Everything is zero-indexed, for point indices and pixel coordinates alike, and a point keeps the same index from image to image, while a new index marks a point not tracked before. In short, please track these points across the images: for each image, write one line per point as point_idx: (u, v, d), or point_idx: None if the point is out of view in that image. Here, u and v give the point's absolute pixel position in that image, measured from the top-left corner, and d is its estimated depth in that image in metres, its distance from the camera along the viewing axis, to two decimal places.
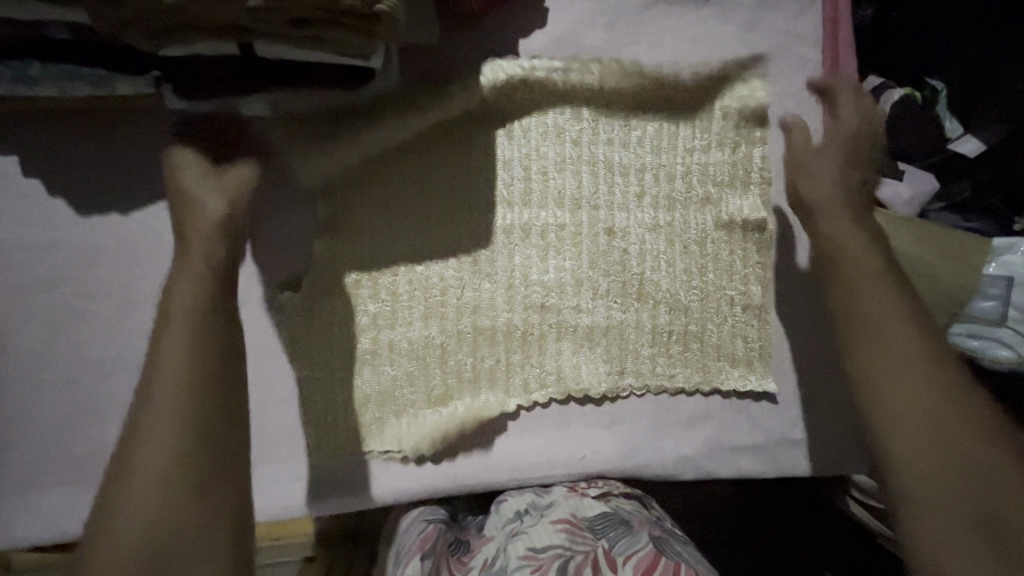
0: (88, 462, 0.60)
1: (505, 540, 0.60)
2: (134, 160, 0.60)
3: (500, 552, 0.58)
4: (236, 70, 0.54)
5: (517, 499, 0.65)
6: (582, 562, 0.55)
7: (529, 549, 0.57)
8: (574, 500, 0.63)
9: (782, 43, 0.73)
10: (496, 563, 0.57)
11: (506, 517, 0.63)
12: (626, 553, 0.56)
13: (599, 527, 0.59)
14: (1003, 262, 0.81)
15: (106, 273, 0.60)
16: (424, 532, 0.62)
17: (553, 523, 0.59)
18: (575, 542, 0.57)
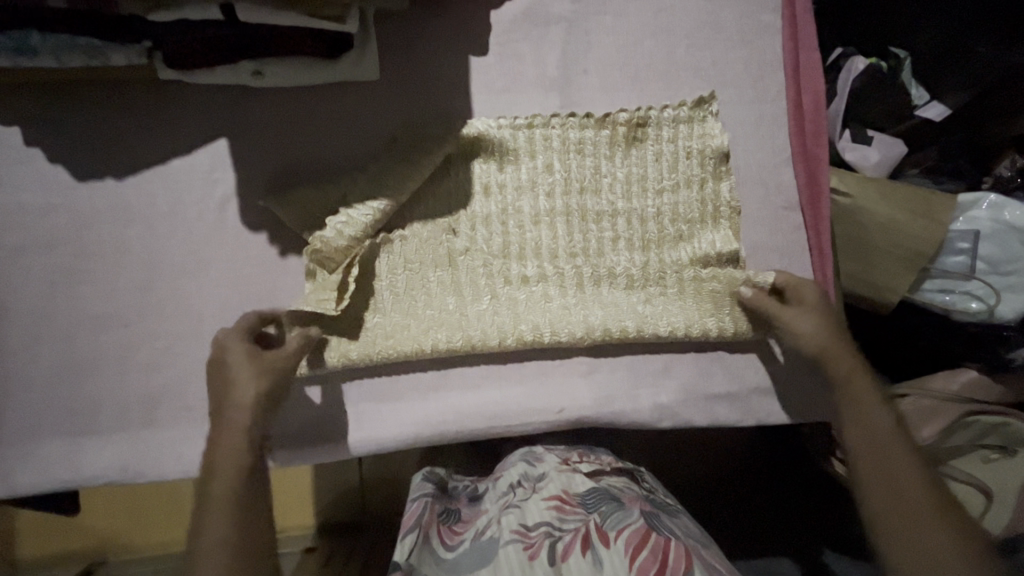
0: (84, 414, 0.62)
1: (499, 510, 0.67)
2: (129, 128, 0.64)
3: (493, 522, 0.65)
4: (223, 39, 0.58)
5: (512, 471, 0.74)
6: (571, 538, 0.60)
7: (520, 524, 0.63)
8: (566, 476, 0.70)
9: (742, 10, 0.76)
10: (487, 532, 0.64)
11: (502, 491, 0.71)
12: (616, 528, 0.60)
13: (589, 502, 0.64)
14: (969, 217, 0.83)
15: (102, 235, 0.64)
16: (411, 507, 0.68)
17: (544, 499, 0.66)
18: (564, 520, 0.62)
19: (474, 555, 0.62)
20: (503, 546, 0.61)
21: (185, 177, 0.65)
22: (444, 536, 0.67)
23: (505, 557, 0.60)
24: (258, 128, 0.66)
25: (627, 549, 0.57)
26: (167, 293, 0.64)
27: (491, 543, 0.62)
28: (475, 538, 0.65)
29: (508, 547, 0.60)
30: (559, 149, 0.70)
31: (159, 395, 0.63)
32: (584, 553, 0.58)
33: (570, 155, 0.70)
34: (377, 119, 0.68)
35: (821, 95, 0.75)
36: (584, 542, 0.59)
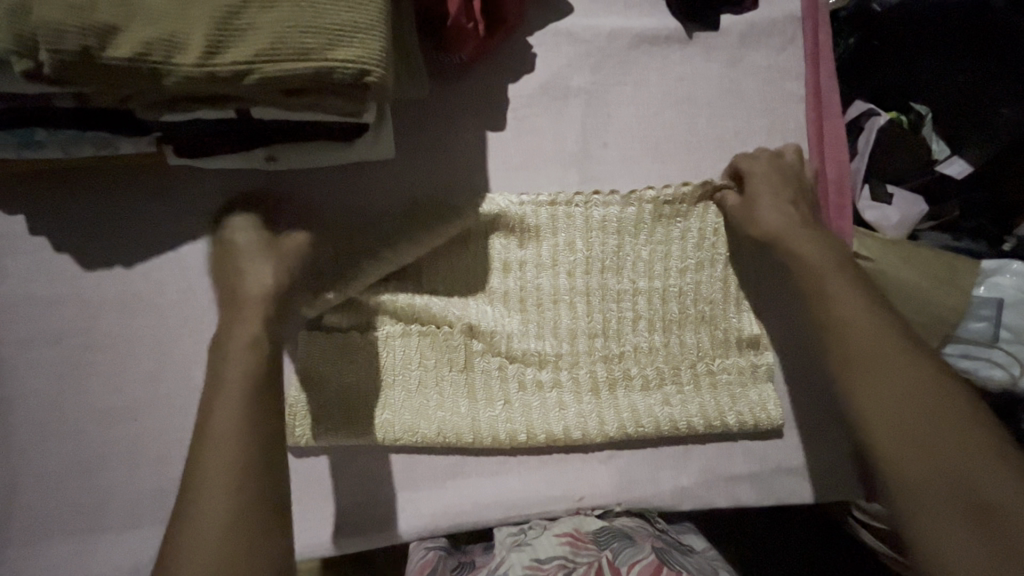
0: (94, 510, 0.61)
1: (509, 549, 0.63)
2: (137, 212, 0.62)
3: (503, 560, 0.62)
4: (236, 130, 0.56)
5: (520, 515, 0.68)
6: (585, 571, 0.58)
7: (533, 559, 0.60)
8: (577, 518, 0.66)
9: (765, 78, 0.74)
10: (498, 570, 0.61)
11: (510, 531, 0.66)
12: (628, 562, 0.59)
13: (601, 539, 0.62)
14: (991, 284, 0.82)
15: (110, 325, 0.62)
16: (423, 557, 0.64)
17: (557, 535, 0.63)
18: (578, 554, 0.61)
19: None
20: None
21: (196, 263, 0.63)
22: None
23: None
24: (266, 207, 0.64)
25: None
26: (177, 384, 0.62)
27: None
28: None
29: None
30: (583, 228, 0.68)
31: (171, 489, 0.62)
32: None
33: (594, 234, 0.67)
34: (389, 193, 0.66)
35: (843, 165, 0.74)
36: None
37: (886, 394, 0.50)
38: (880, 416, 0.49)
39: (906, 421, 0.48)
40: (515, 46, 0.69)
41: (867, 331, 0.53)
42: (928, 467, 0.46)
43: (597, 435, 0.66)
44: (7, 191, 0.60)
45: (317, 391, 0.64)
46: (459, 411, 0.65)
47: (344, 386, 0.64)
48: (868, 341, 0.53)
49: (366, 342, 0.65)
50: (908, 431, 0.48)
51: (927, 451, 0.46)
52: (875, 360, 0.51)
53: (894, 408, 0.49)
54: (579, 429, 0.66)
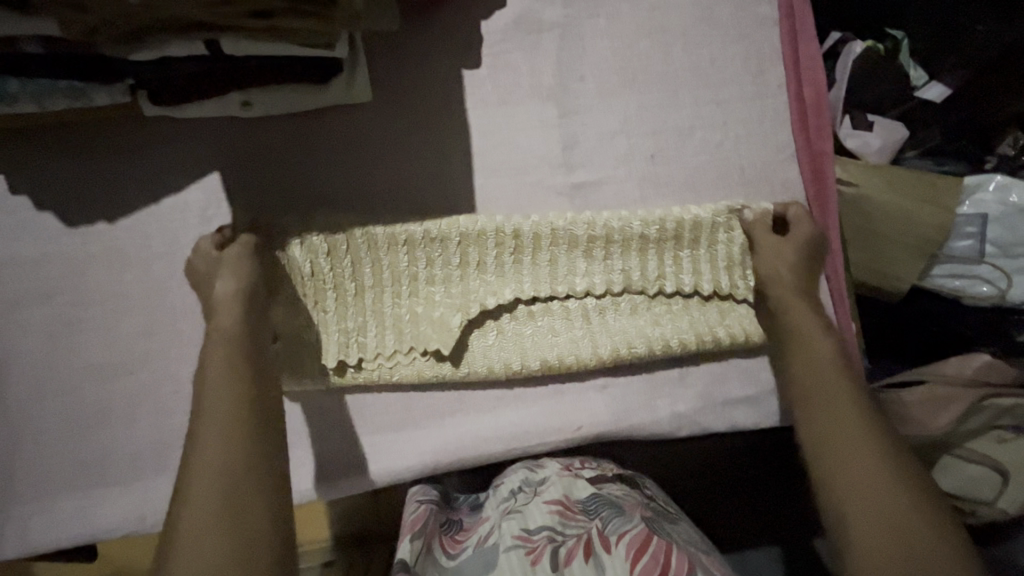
0: (97, 463, 0.62)
1: (500, 516, 0.67)
2: (116, 167, 0.62)
3: (496, 529, 0.65)
4: (208, 72, 0.56)
5: (513, 478, 0.72)
6: (574, 544, 0.61)
7: (523, 529, 0.63)
8: (567, 480, 0.70)
9: (738, 4, 0.74)
10: (489, 538, 0.65)
11: (503, 497, 0.71)
12: (617, 533, 0.61)
13: (590, 507, 0.65)
14: (976, 200, 0.82)
15: (98, 282, 0.62)
16: (415, 513, 0.67)
17: (547, 503, 0.66)
18: (567, 524, 0.63)
19: (476, 562, 0.62)
20: (504, 553, 0.61)
21: (180, 217, 0.63)
22: (447, 545, 0.67)
23: (506, 562, 0.60)
24: (246, 152, 0.64)
25: (628, 552, 0.59)
26: (171, 337, 0.63)
27: (493, 551, 0.63)
28: (477, 545, 0.65)
29: (511, 553, 0.61)
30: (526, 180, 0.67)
31: (172, 441, 0.62)
32: (586, 560, 0.59)
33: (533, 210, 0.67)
34: (373, 133, 0.66)
35: (821, 89, 0.74)
36: (587, 548, 0.60)
37: (859, 473, 0.53)
38: (814, 417, 0.59)
39: (826, 394, 0.60)
40: None
41: (833, 376, 0.60)
42: (825, 422, 0.58)
43: (590, 360, 0.67)
44: None
45: (297, 325, 0.65)
46: (437, 338, 0.64)
47: (325, 324, 0.65)
48: (817, 379, 0.61)
49: (341, 268, 0.64)
50: (833, 422, 0.57)
51: (826, 419, 0.58)
52: (847, 420, 0.57)
53: (815, 394, 0.60)
54: (571, 355, 0.66)
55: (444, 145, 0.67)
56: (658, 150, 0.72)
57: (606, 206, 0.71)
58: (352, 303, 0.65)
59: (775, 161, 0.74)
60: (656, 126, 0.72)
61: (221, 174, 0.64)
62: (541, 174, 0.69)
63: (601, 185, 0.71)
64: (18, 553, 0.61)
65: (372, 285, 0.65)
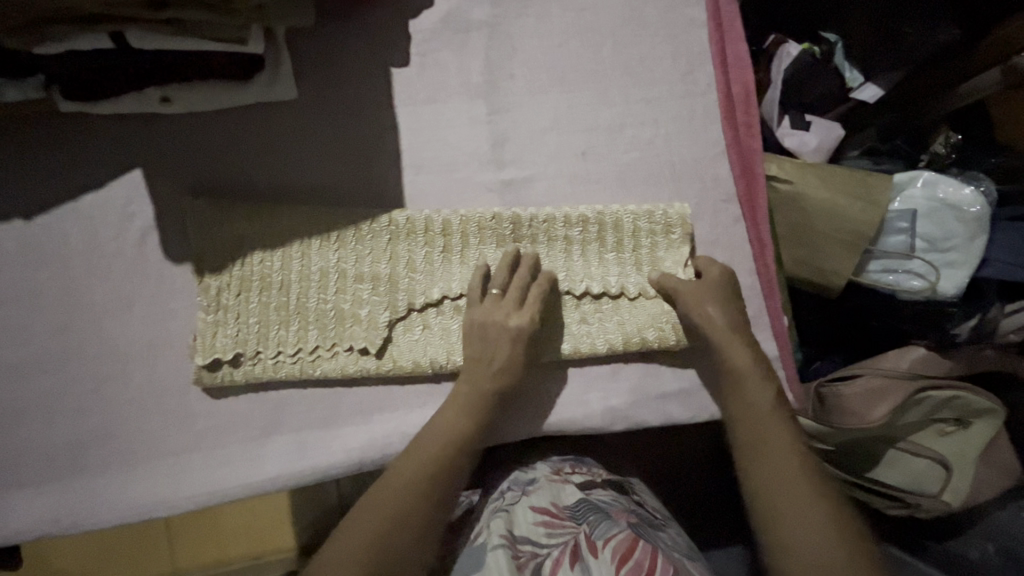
0: (12, 466, 0.60)
1: (489, 515, 0.69)
2: (33, 164, 0.62)
3: (484, 528, 0.66)
4: (117, 66, 0.55)
5: (506, 479, 0.75)
6: (559, 554, 0.61)
7: (507, 530, 0.64)
8: (556, 489, 0.70)
9: (666, 5, 0.76)
10: (479, 538, 0.65)
11: (495, 497, 0.73)
12: (604, 538, 0.61)
13: (578, 513, 0.65)
14: (905, 196, 0.84)
15: (12, 278, 0.61)
16: None
17: (535, 510, 0.67)
18: (553, 533, 0.64)
19: (466, 562, 0.62)
20: (491, 551, 0.61)
21: (101, 214, 0.62)
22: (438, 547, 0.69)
23: (493, 560, 0.60)
24: (169, 148, 0.64)
25: (613, 557, 0.59)
26: (88, 334, 0.62)
27: (480, 549, 0.62)
28: (468, 545, 0.65)
29: (496, 552, 0.61)
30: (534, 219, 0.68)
31: (88, 441, 0.61)
32: (573, 567, 0.60)
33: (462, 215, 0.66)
34: (300, 130, 0.66)
35: (748, 86, 0.76)
36: (572, 555, 0.61)
37: (785, 477, 0.61)
38: (775, 463, 0.62)
39: (775, 440, 0.63)
40: None
41: (779, 446, 0.63)
42: (790, 472, 0.61)
43: None
44: None
45: (213, 320, 0.62)
46: (363, 335, 0.64)
47: (241, 316, 0.63)
48: (767, 428, 0.64)
49: (268, 262, 0.63)
50: (789, 467, 0.61)
51: (769, 463, 0.62)
52: (799, 500, 0.59)
53: (774, 445, 0.63)
54: None
55: (372, 140, 0.68)
56: (590, 148, 0.73)
57: (536, 203, 0.71)
58: (277, 296, 0.63)
59: (706, 159, 0.75)
60: (587, 124, 0.73)
61: (143, 171, 0.63)
62: (470, 171, 0.70)
63: (532, 182, 0.71)
64: None
65: (298, 280, 0.64)
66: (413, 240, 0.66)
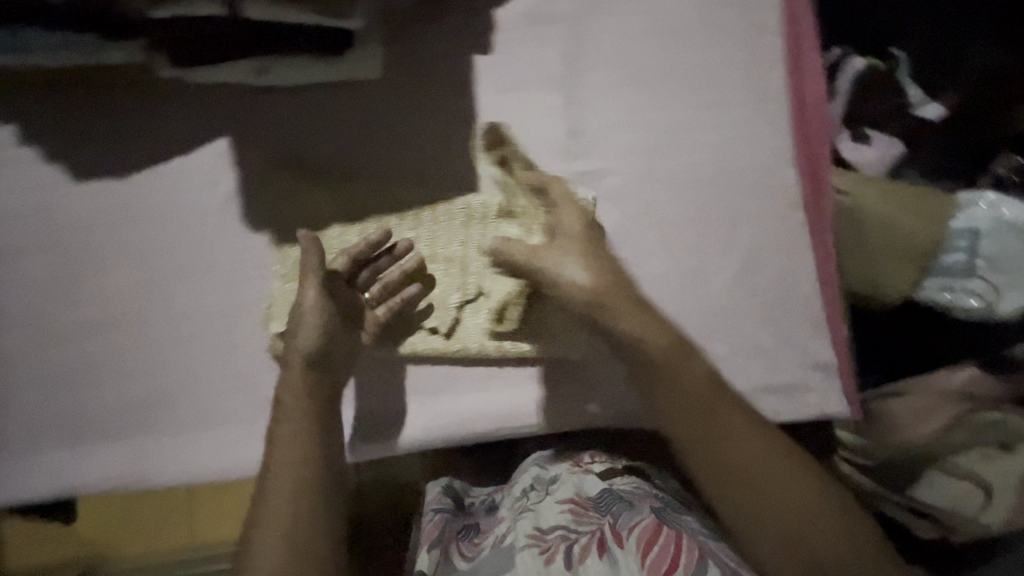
0: (85, 418, 0.62)
1: (515, 516, 0.67)
2: (125, 126, 0.63)
3: (510, 530, 0.65)
4: (215, 33, 0.57)
5: (525, 476, 0.72)
6: (587, 541, 0.60)
7: (535, 528, 0.63)
8: (577, 478, 0.69)
9: (742, 9, 0.76)
10: (505, 539, 0.64)
11: (517, 496, 0.70)
12: (628, 526, 0.61)
13: (603, 503, 0.65)
14: (967, 215, 0.84)
15: (97, 235, 0.62)
16: (432, 521, 0.68)
17: (559, 502, 0.66)
18: (581, 523, 0.63)
19: (491, 563, 0.62)
20: (518, 551, 0.61)
21: (187, 179, 0.64)
22: (464, 550, 0.66)
23: (521, 562, 0.60)
24: (255, 119, 0.65)
25: (639, 544, 0.59)
26: (166, 294, 0.63)
27: (508, 551, 0.62)
28: (494, 545, 0.64)
29: (524, 552, 0.61)
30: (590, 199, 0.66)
31: (158, 401, 0.62)
32: (601, 556, 0.59)
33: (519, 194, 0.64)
34: (381, 109, 0.67)
35: (819, 96, 0.76)
36: (600, 545, 0.60)
37: (779, 492, 0.59)
38: (732, 479, 0.59)
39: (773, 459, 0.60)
40: None
41: (750, 463, 0.59)
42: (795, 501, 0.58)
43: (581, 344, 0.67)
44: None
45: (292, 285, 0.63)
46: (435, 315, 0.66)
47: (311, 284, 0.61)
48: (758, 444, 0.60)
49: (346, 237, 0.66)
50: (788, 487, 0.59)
51: (758, 474, 0.59)
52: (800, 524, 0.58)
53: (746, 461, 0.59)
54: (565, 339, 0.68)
55: (450, 123, 0.68)
56: (661, 146, 0.73)
57: (605, 197, 0.72)
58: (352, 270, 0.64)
59: (774, 164, 0.76)
60: (659, 122, 0.74)
61: (230, 139, 0.65)
62: (542, 160, 0.71)
63: (603, 175, 0.72)
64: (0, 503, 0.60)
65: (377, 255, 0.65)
66: (486, 224, 0.66)
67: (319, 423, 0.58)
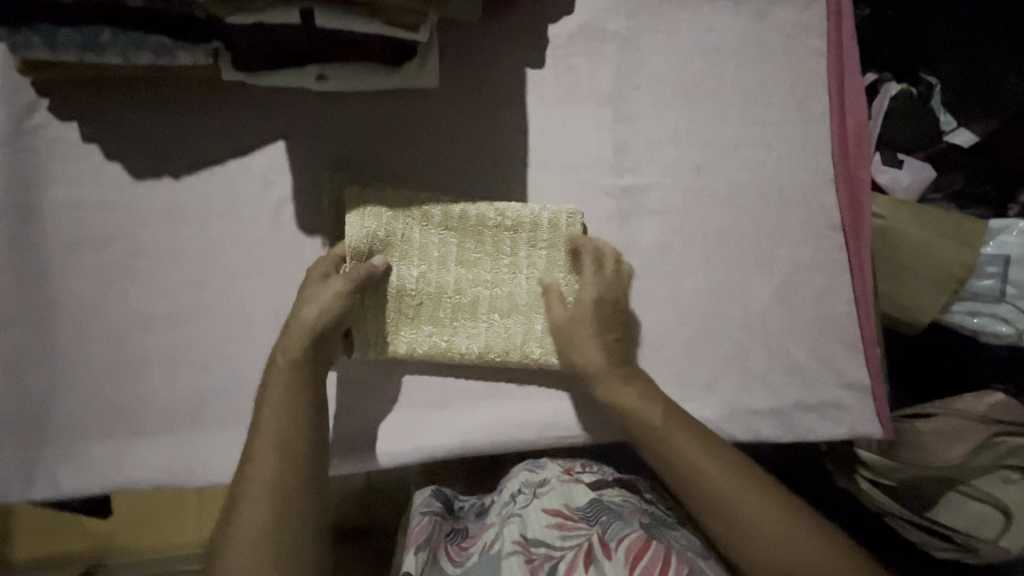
0: (133, 413, 0.62)
1: (502, 522, 0.66)
2: (185, 127, 0.64)
3: (497, 537, 0.65)
4: (286, 41, 0.58)
5: (514, 481, 0.73)
6: (574, 556, 0.60)
7: (522, 536, 0.62)
8: (566, 489, 0.69)
9: (789, 33, 0.78)
10: (494, 546, 0.64)
11: (506, 501, 0.71)
12: (617, 538, 0.60)
13: (590, 515, 0.64)
14: (1000, 242, 0.86)
15: (154, 233, 0.63)
16: (420, 524, 0.67)
17: (547, 512, 0.65)
18: (567, 535, 0.62)
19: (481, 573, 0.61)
20: (505, 559, 0.60)
21: (243, 180, 0.65)
22: (453, 553, 0.66)
23: (508, 569, 0.59)
24: (312, 124, 0.66)
25: (628, 557, 0.58)
26: (220, 293, 0.64)
27: (495, 557, 0.62)
28: (482, 552, 0.64)
29: (509, 561, 0.60)
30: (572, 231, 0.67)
31: (210, 397, 0.63)
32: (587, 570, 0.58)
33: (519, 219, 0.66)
34: (436, 118, 0.68)
35: (863, 121, 0.77)
36: (587, 557, 0.59)
37: (709, 491, 0.58)
38: (679, 481, 0.59)
39: (714, 469, 0.59)
40: None
41: (699, 474, 0.59)
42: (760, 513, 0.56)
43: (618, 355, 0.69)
44: (63, 98, 0.62)
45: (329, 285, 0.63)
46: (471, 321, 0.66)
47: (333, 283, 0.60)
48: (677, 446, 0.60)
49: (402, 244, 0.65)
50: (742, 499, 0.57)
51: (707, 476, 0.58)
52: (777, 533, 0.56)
53: (692, 468, 0.59)
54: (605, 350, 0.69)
55: (502, 134, 0.70)
56: (705, 163, 0.75)
57: (650, 212, 0.73)
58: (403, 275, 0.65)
59: (815, 186, 0.77)
60: (704, 140, 0.75)
61: (289, 143, 0.66)
62: (592, 174, 0.72)
63: (648, 191, 0.73)
64: (42, 497, 0.60)
65: (430, 262, 0.66)
66: (535, 234, 0.67)
67: (300, 409, 0.56)
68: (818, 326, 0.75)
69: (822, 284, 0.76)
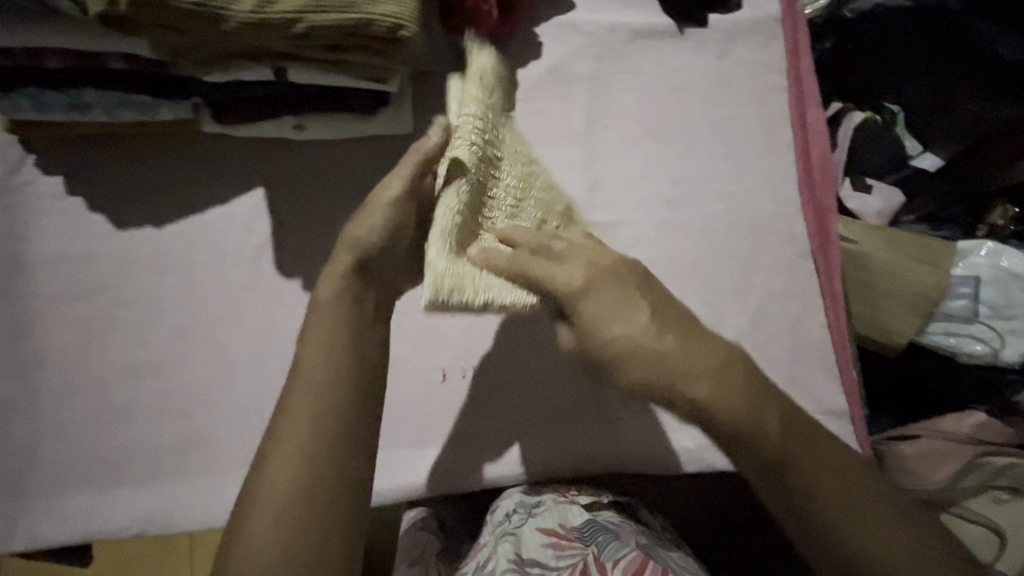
0: (113, 461, 0.62)
1: (495, 542, 0.64)
2: (167, 178, 0.66)
3: (490, 556, 0.62)
4: (264, 95, 0.60)
5: (507, 499, 0.69)
6: None
7: (516, 555, 0.61)
8: (562, 508, 0.66)
9: (751, 71, 0.81)
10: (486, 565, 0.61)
11: (498, 520, 0.68)
12: (614, 558, 0.60)
13: (586, 535, 0.63)
14: (969, 263, 0.88)
15: (137, 280, 0.65)
16: (414, 539, 0.71)
17: (541, 532, 0.63)
18: (562, 554, 0.61)
19: None
20: None
21: (223, 227, 0.67)
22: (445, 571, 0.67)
23: None
24: (291, 170, 0.68)
25: None
26: (202, 338, 0.65)
27: None
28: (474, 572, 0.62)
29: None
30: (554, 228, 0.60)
31: (191, 444, 0.63)
32: None
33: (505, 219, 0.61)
34: (411, 161, 0.71)
35: (825, 151, 0.80)
36: None
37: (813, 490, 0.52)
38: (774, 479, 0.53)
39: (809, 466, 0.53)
40: (523, 38, 0.76)
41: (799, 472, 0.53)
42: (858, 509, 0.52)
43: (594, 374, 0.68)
44: (49, 153, 0.64)
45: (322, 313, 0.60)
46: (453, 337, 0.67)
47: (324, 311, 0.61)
48: (770, 442, 0.54)
49: None
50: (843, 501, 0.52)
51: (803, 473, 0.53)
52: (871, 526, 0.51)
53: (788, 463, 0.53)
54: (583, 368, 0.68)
55: None
56: (675, 196, 0.77)
57: (625, 244, 0.75)
58: None
59: (783, 215, 0.79)
60: (674, 173, 0.77)
61: (269, 190, 0.68)
62: None
63: (621, 225, 0.75)
64: (22, 548, 0.60)
65: None
66: None
67: (349, 414, 0.51)
68: (794, 351, 0.77)
69: (795, 310, 0.77)
